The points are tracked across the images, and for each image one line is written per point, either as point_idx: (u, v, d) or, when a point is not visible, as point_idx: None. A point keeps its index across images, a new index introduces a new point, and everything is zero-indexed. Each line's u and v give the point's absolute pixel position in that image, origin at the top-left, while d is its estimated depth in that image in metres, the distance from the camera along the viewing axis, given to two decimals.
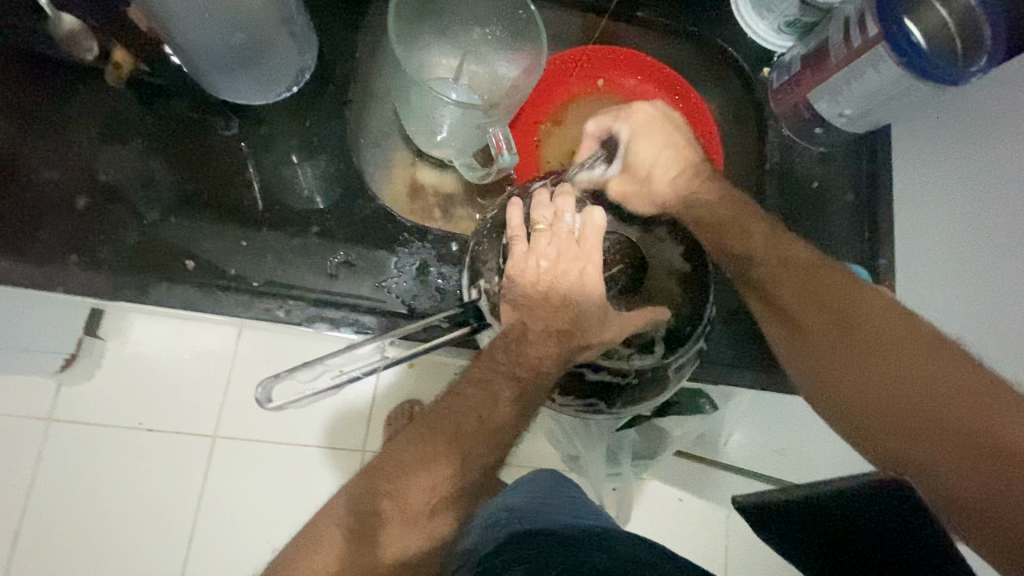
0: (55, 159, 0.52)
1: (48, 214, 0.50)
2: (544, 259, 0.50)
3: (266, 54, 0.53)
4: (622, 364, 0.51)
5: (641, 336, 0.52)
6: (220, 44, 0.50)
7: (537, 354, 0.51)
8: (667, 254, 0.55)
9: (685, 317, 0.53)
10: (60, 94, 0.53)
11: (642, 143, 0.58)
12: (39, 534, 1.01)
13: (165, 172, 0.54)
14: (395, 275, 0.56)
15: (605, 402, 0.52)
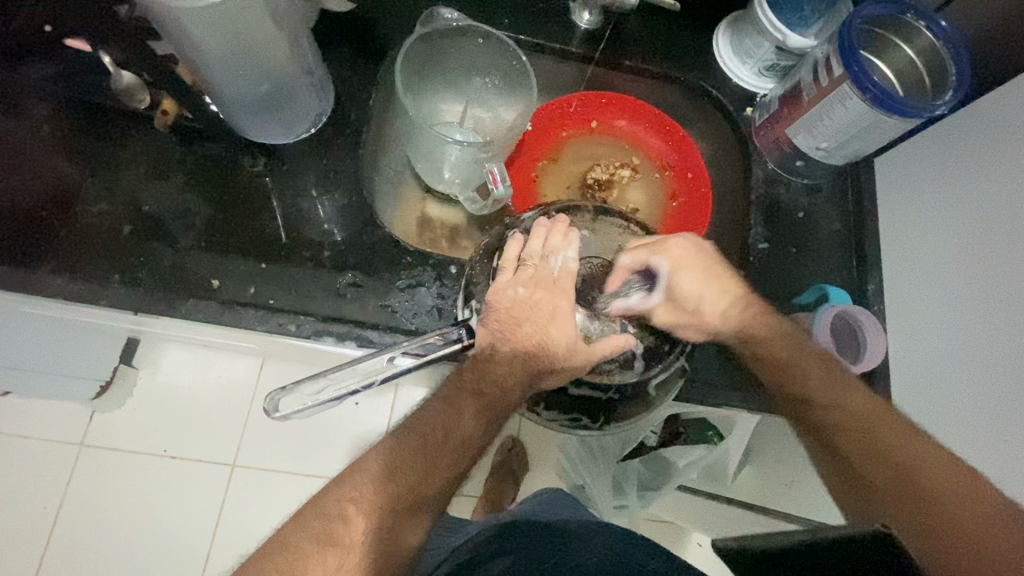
0: (107, 192, 0.59)
1: (98, 240, 0.58)
2: (521, 286, 0.53)
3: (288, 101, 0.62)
4: (603, 380, 0.54)
5: (619, 353, 0.55)
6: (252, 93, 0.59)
7: (506, 371, 0.53)
8: (647, 275, 0.57)
9: (664, 337, 0.55)
10: (117, 139, 0.61)
11: (685, 275, 0.58)
12: (63, 556, 1.05)
13: (199, 204, 0.61)
14: (398, 295, 0.62)
15: (588, 412, 0.56)
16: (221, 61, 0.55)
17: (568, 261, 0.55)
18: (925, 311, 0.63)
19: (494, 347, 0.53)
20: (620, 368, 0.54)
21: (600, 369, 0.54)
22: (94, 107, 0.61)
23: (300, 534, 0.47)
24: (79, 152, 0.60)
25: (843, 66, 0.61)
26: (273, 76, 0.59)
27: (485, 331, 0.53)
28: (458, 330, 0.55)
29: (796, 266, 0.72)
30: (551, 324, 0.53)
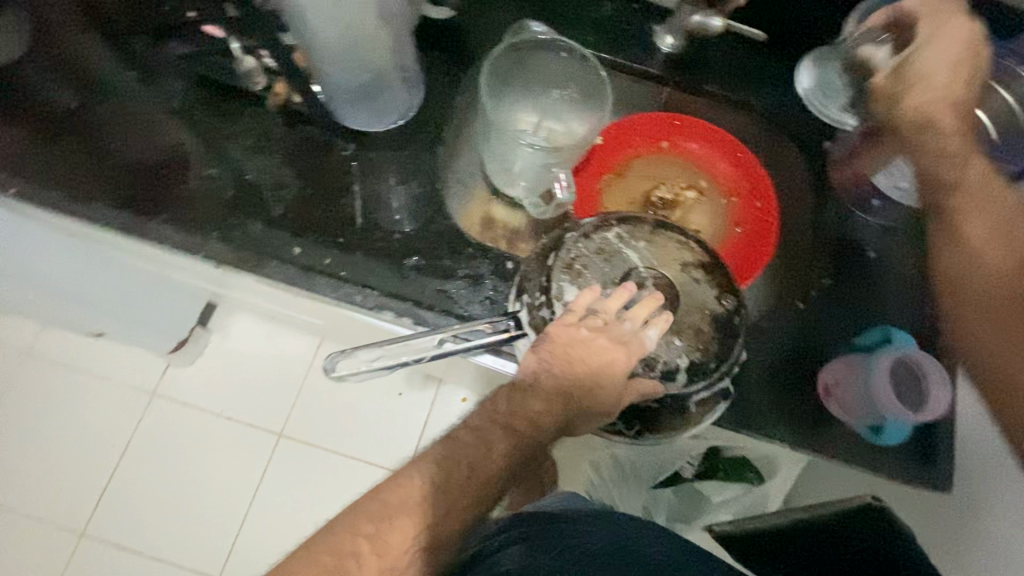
0: (217, 158, 0.67)
1: (205, 199, 0.65)
2: (586, 329, 0.52)
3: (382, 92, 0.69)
4: (648, 392, 0.54)
5: (663, 363, 0.54)
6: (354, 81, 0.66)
7: (541, 407, 0.52)
8: (701, 292, 0.57)
9: (713, 354, 0.55)
10: (231, 116, 0.69)
11: (931, 50, 0.56)
12: (122, 492, 1.15)
13: (293, 178, 0.68)
14: (455, 282, 0.65)
15: (624, 417, 0.57)
16: (333, 52, 0.63)
17: (645, 336, 0.52)
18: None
19: (538, 376, 0.52)
20: (663, 376, 0.54)
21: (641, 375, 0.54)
22: (218, 86, 0.70)
23: (308, 571, 0.43)
24: (198, 124, 0.69)
25: None
26: (375, 68, 0.66)
27: (532, 358, 0.52)
28: (507, 320, 0.57)
29: (861, 305, 0.70)
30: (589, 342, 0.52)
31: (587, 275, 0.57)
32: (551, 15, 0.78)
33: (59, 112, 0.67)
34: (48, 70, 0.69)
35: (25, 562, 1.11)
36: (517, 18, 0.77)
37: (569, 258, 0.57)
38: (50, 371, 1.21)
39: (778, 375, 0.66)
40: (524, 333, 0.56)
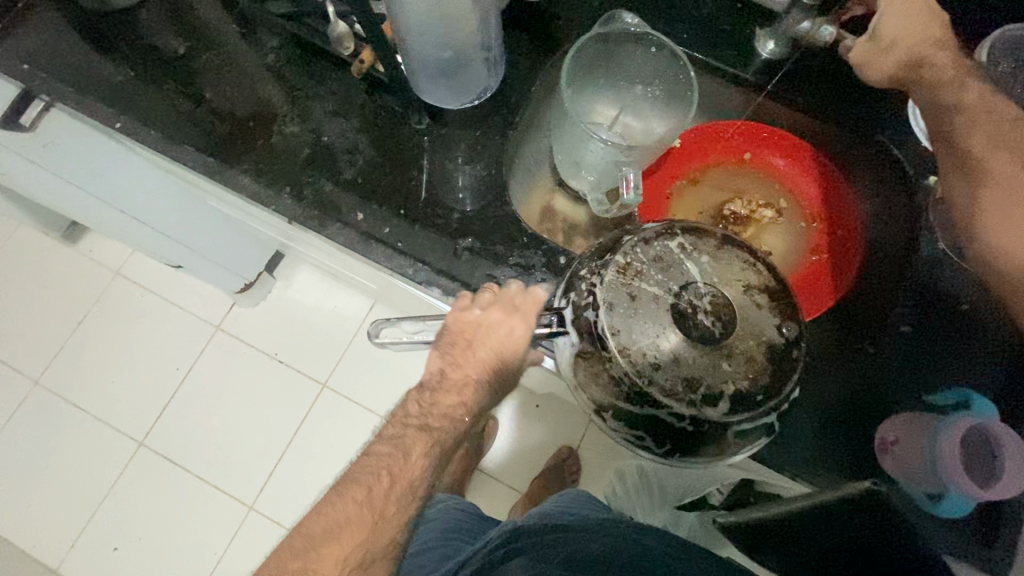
0: (298, 116, 0.70)
1: (283, 156, 0.68)
2: (478, 307, 0.55)
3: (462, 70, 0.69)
4: (686, 411, 0.48)
5: (707, 387, 0.48)
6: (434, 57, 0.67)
7: (453, 399, 0.54)
8: (760, 321, 0.50)
9: (761, 386, 0.49)
10: (317, 77, 0.71)
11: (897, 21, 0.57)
12: (180, 412, 1.26)
13: (366, 145, 0.69)
14: (506, 270, 0.65)
15: (654, 434, 0.51)
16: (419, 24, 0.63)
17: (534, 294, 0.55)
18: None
19: (444, 371, 0.54)
20: (703, 400, 0.48)
21: (680, 395, 0.48)
22: (311, 48, 0.72)
23: None
24: (288, 82, 0.71)
25: None
26: (457, 46, 0.66)
27: (435, 356, 0.55)
28: (551, 316, 0.54)
29: (938, 361, 0.64)
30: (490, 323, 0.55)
31: (642, 280, 0.50)
32: (646, 6, 0.74)
33: (164, 57, 0.71)
34: (161, 17, 0.74)
35: (91, 460, 1.24)
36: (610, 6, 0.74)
37: (628, 260, 0.51)
38: (133, 293, 1.33)
39: (834, 417, 0.61)
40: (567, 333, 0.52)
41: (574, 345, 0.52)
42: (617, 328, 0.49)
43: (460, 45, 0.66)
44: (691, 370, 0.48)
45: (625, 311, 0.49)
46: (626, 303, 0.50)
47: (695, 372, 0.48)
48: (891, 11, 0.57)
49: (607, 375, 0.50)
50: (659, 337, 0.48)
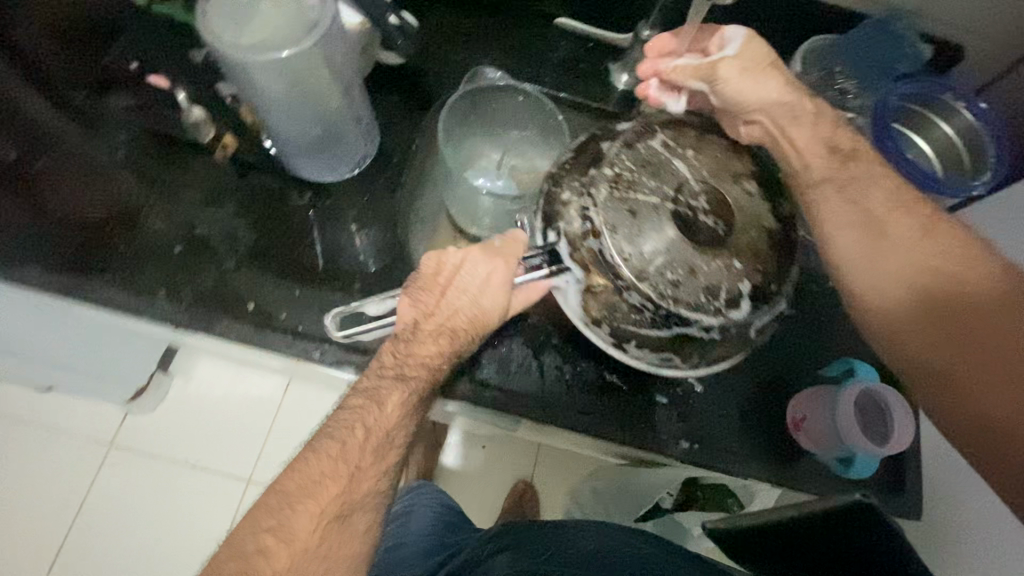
0: (166, 211, 0.65)
1: (152, 256, 0.62)
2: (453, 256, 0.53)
3: (335, 141, 0.67)
4: (713, 321, 0.48)
5: (726, 287, 0.48)
6: (304, 135, 0.64)
7: (422, 351, 0.52)
8: (754, 206, 0.50)
9: (773, 276, 0.49)
10: (180, 167, 0.67)
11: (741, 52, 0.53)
12: (77, 553, 1.08)
13: (247, 230, 0.66)
14: None
15: (678, 349, 0.52)
16: (282, 108, 0.60)
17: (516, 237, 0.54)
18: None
19: (416, 322, 0.52)
20: (725, 302, 0.48)
21: (706, 305, 0.47)
22: (166, 138, 0.67)
23: None
24: (147, 175, 0.66)
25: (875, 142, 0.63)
26: (326, 121, 0.64)
27: (409, 304, 0.52)
28: (541, 256, 0.52)
29: (823, 335, 0.70)
30: (466, 266, 0.53)
31: (636, 191, 0.49)
32: (506, 57, 0.78)
33: None
34: None
35: None
36: (472, 60, 0.77)
37: (615, 172, 0.50)
38: None
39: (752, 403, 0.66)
40: (567, 269, 0.50)
41: (585, 280, 0.50)
42: (627, 254, 0.47)
43: (329, 120, 0.64)
44: (709, 278, 0.47)
45: (626, 235, 0.48)
46: (625, 222, 0.48)
47: (712, 277, 0.47)
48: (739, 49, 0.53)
49: (626, 304, 0.49)
50: (668, 249, 0.47)
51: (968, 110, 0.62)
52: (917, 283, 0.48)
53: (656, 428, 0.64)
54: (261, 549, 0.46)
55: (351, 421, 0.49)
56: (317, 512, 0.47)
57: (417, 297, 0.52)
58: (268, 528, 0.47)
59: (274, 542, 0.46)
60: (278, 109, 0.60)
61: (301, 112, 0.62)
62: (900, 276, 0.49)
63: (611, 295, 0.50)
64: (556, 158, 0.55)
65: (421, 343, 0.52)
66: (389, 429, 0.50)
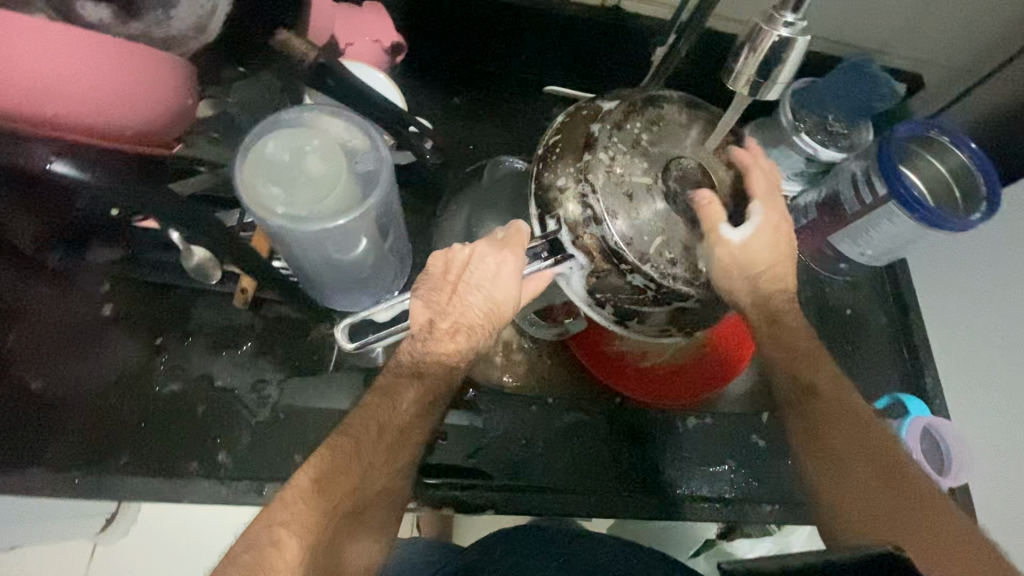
0: (178, 368, 0.57)
1: (174, 423, 0.55)
2: (461, 253, 0.53)
3: (375, 278, 0.59)
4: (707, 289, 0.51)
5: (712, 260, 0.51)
6: (341, 280, 0.56)
7: (445, 348, 0.51)
8: (733, 178, 0.53)
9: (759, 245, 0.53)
10: (183, 311, 0.59)
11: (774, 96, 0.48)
12: None
13: (274, 369, 0.59)
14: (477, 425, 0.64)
15: (678, 322, 0.55)
16: (321, 265, 0.52)
17: (517, 225, 0.52)
18: (987, 388, 0.67)
19: (433, 322, 0.51)
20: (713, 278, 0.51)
21: (698, 279, 0.50)
22: (159, 282, 0.59)
23: None
24: (149, 327, 0.58)
25: (887, 185, 0.65)
26: (371, 267, 0.56)
27: (420, 305, 0.52)
28: (543, 245, 0.51)
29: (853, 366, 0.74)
30: (473, 262, 0.52)
31: (631, 175, 0.50)
32: (505, 132, 0.76)
33: None
34: None
35: None
36: (476, 143, 0.75)
37: (610, 158, 0.50)
38: None
39: None
40: (573, 257, 0.50)
41: (589, 267, 0.50)
42: (629, 238, 0.48)
43: (372, 265, 0.56)
44: (702, 251, 0.50)
45: (624, 217, 0.49)
46: (623, 206, 0.49)
47: (701, 252, 0.50)
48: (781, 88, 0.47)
49: (628, 287, 0.50)
50: (664, 227, 0.49)
51: (956, 148, 0.67)
52: (866, 475, 0.48)
53: (719, 493, 0.65)
54: (274, 541, 0.43)
55: (362, 420, 0.49)
56: (332, 508, 0.46)
57: (428, 299, 0.52)
58: (281, 521, 0.44)
59: (284, 533, 0.43)
60: (318, 266, 0.52)
61: (343, 267, 0.54)
62: (844, 465, 0.50)
63: (617, 280, 0.50)
64: (544, 139, 0.54)
65: (439, 341, 0.51)
66: (404, 426, 0.51)
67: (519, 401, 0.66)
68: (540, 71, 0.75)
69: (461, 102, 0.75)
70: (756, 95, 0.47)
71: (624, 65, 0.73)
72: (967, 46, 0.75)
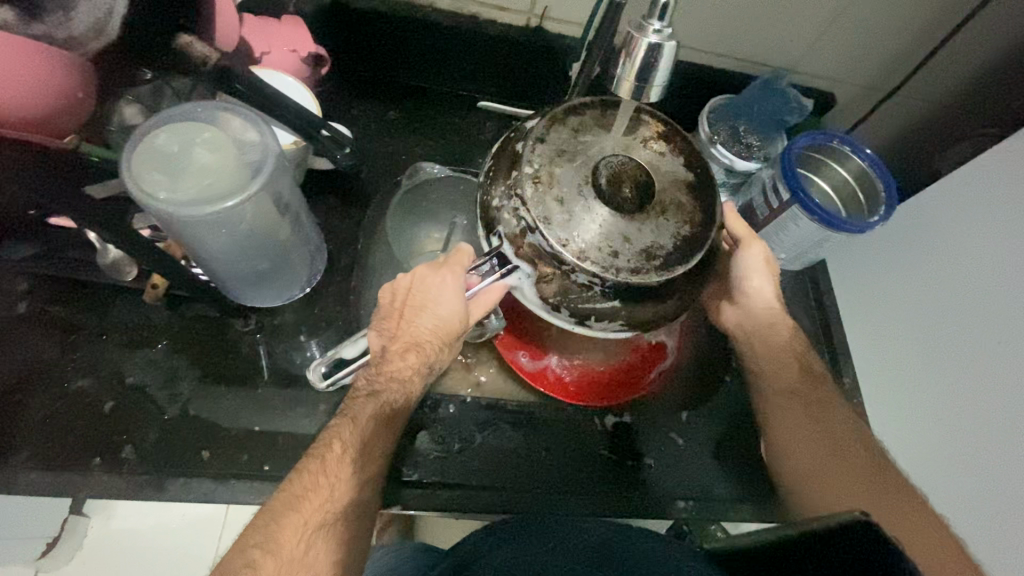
0: (88, 365, 0.58)
1: (79, 419, 0.55)
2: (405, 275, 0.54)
3: (284, 266, 0.62)
4: (663, 277, 0.45)
5: (663, 248, 0.46)
6: (248, 269, 0.58)
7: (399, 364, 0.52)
8: (669, 165, 0.49)
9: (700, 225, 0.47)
10: (99, 309, 0.60)
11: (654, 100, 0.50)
12: None
13: (188, 367, 0.59)
14: (426, 446, 0.63)
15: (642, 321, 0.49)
16: (223, 249, 0.53)
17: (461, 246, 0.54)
18: (907, 377, 0.70)
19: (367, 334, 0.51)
20: (666, 267, 0.46)
21: (648, 269, 0.45)
22: (75, 281, 0.60)
23: None
24: (60, 325, 0.59)
25: (788, 192, 0.68)
26: (275, 252, 0.59)
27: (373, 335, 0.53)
28: (490, 260, 0.49)
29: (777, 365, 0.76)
30: (417, 285, 0.53)
31: (558, 179, 0.46)
32: (438, 141, 0.78)
33: None
34: None
35: None
36: (407, 150, 0.76)
37: (535, 169, 0.47)
38: None
39: (722, 446, 0.70)
40: (516, 268, 0.47)
41: (534, 273, 0.47)
42: (565, 240, 0.45)
43: (279, 250, 0.59)
44: (645, 241, 0.45)
45: (559, 222, 0.45)
46: (556, 211, 0.46)
47: (646, 240, 0.46)
48: (660, 90, 0.50)
49: (579, 288, 0.46)
50: (600, 224, 0.45)
51: (855, 155, 0.71)
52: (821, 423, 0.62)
53: (638, 486, 0.66)
54: (249, 563, 0.43)
55: (328, 440, 0.49)
56: (302, 523, 0.45)
57: (379, 328, 0.53)
58: (256, 545, 0.44)
59: (264, 557, 0.43)
60: (223, 250, 0.53)
61: (250, 250, 0.56)
62: (808, 419, 0.62)
63: (564, 282, 0.46)
64: (483, 163, 0.52)
65: (393, 363, 0.52)
66: (367, 440, 0.49)
67: (460, 414, 0.66)
68: (472, 84, 0.79)
69: (396, 115, 0.78)
70: (639, 98, 0.51)
71: (550, 78, 0.77)
72: (872, 62, 0.80)
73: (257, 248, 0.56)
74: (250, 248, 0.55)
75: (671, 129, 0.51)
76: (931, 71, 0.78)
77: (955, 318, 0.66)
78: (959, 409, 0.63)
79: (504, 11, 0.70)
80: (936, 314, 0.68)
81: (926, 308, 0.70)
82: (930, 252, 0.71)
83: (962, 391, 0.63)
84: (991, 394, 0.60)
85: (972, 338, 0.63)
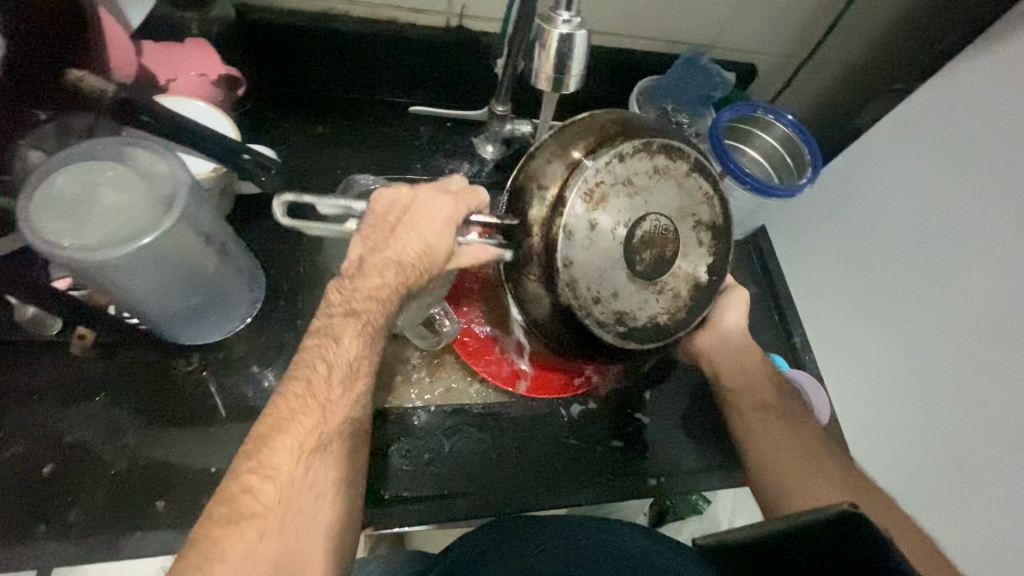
0: (20, 429, 0.54)
1: (17, 487, 0.52)
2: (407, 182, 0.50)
3: (221, 300, 0.59)
4: (613, 339, 0.46)
5: (635, 319, 0.47)
6: (178, 309, 0.55)
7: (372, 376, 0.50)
8: (694, 259, 0.48)
9: (678, 321, 0.48)
10: (25, 369, 0.56)
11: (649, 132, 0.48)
12: None
13: (131, 416, 0.56)
14: (402, 461, 0.62)
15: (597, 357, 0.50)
16: (150, 292, 0.50)
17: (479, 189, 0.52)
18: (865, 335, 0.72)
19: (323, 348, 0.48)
20: (626, 334, 0.47)
21: (611, 328, 0.46)
22: None
23: None
24: None
25: (721, 164, 0.70)
26: (206, 289, 0.56)
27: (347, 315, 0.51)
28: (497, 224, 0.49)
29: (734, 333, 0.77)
30: (416, 202, 0.49)
31: (608, 203, 0.45)
32: (371, 152, 0.76)
33: None
34: None
35: None
36: (339, 165, 0.74)
37: (589, 182, 0.45)
38: None
39: (689, 422, 0.71)
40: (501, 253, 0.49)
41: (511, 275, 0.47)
42: (569, 258, 0.44)
43: (212, 285, 0.56)
44: (626, 303, 0.46)
45: (580, 235, 0.44)
46: (581, 230, 0.45)
47: (626, 303, 0.46)
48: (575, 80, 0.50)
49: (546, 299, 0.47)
50: (605, 259, 0.45)
51: (779, 122, 0.74)
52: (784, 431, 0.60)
53: (614, 473, 0.66)
54: (248, 489, 0.41)
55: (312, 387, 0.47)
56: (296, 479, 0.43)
57: (363, 233, 0.49)
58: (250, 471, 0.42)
59: (263, 482, 0.42)
60: (151, 291, 0.51)
61: (176, 290, 0.53)
62: (768, 433, 0.60)
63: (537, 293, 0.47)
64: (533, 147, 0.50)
65: (367, 280, 0.48)
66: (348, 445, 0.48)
67: (434, 423, 0.65)
68: (400, 91, 0.77)
69: (324, 130, 0.76)
70: (559, 88, 0.50)
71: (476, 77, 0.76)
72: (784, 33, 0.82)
73: (184, 286, 0.53)
74: (176, 286, 0.52)
75: (723, 224, 0.50)
76: (839, 35, 0.81)
77: (909, 290, 0.67)
78: (914, 380, 0.65)
79: (419, 14, 0.70)
80: (906, 294, 0.67)
81: (876, 283, 0.72)
82: (865, 215, 0.74)
83: (947, 374, 0.62)
84: (968, 382, 0.60)
85: (967, 320, 0.61)
